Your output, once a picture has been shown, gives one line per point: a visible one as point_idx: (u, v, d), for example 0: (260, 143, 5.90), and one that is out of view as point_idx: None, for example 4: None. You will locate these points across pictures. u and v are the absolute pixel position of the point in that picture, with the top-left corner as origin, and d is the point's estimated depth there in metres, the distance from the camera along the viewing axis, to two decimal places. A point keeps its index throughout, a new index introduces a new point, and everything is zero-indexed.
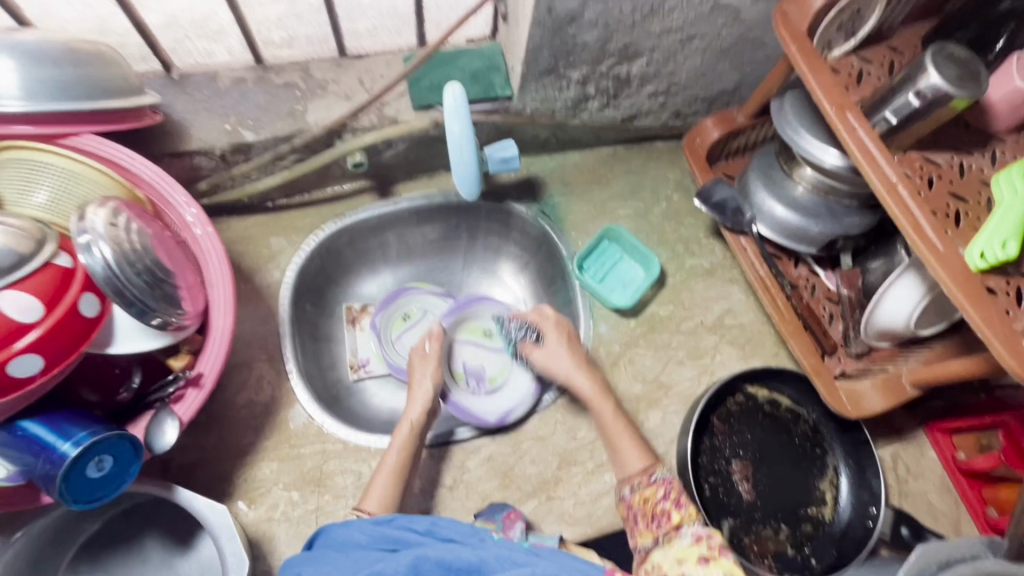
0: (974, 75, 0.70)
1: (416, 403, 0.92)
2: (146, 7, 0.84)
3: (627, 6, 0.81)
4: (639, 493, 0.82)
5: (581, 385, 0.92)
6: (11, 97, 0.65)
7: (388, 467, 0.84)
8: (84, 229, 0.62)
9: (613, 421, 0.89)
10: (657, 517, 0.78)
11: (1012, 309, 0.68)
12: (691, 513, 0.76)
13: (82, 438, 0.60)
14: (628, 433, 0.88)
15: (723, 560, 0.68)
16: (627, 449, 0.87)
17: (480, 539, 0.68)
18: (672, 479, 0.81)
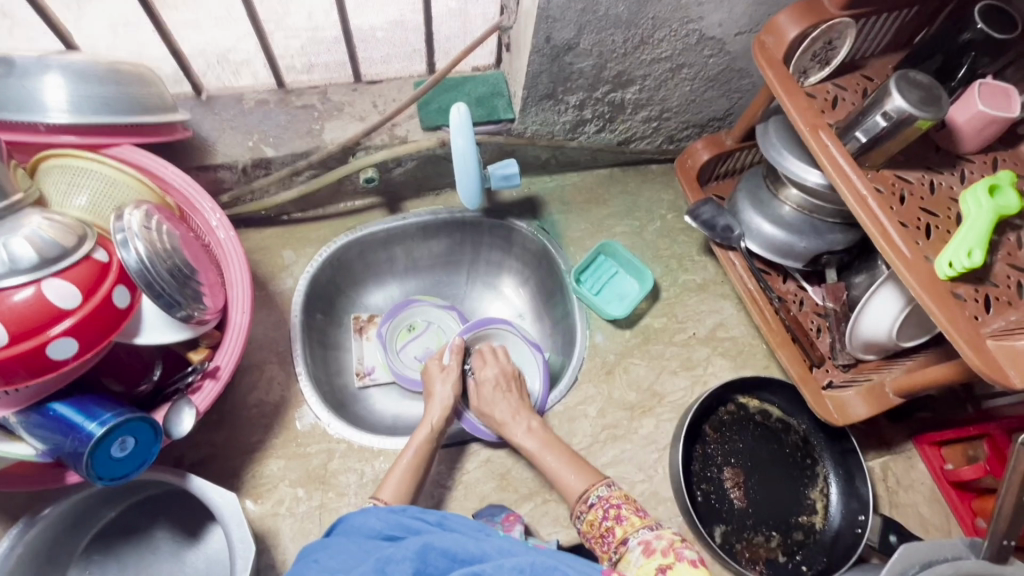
0: (935, 100, 0.76)
1: (435, 409, 0.97)
2: (181, 34, 0.94)
3: (619, 37, 0.89)
4: (586, 520, 0.86)
5: (509, 420, 0.96)
6: (60, 111, 0.73)
7: (408, 462, 0.90)
8: (120, 228, 0.68)
9: (546, 450, 0.92)
10: (606, 537, 0.82)
11: (978, 315, 0.73)
12: (635, 523, 0.81)
13: (107, 419, 0.65)
14: (563, 459, 0.91)
15: (679, 565, 0.71)
16: (574, 471, 0.90)
17: (484, 533, 0.70)
18: (608, 495, 0.85)
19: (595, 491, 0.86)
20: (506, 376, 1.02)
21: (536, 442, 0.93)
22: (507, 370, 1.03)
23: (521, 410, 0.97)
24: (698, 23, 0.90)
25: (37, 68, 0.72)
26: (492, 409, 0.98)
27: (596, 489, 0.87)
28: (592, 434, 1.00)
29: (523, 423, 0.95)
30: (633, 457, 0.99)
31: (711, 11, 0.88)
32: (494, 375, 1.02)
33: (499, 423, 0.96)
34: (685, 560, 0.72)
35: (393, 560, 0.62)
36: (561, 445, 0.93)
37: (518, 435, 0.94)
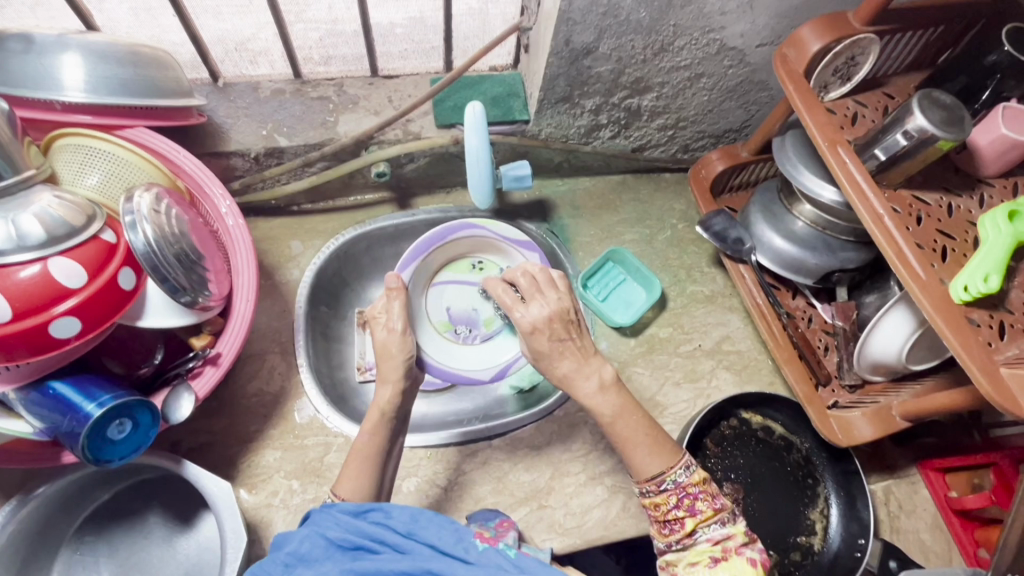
0: (957, 120, 0.75)
1: (388, 383, 0.85)
2: (202, 21, 0.93)
3: (638, 43, 0.88)
4: (650, 498, 0.72)
5: (576, 374, 0.76)
6: (77, 91, 0.73)
7: (360, 451, 0.81)
8: (130, 210, 0.68)
9: (623, 416, 0.74)
10: (670, 523, 0.71)
11: (991, 341, 0.71)
12: (707, 516, 0.70)
13: (106, 400, 0.65)
14: (643, 427, 0.74)
15: (737, 561, 0.68)
16: (646, 449, 0.73)
17: (462, 548, 0.63)
18: (686, 482, 0.71)
19: (672, 476, 0.72)
20: (555, 314, 0.77)
21: (614, 400, 0.75)
22: (560, 306, 0.78)
23: (584, 354, 0.77)
24: (720, 33, 0.89)
25: (56, 46, 0.72)
26: (552, 360, 0.76)
27: (673, 472, 0.72)
28: (592, 441, 0.99)
29: (597, 377, 0.75)
30: None
31: (733, 21, 0.87)
32: (533, 318, 0.76)
33: (564, 378, 0.76)
34: (743, 556, 0.68)
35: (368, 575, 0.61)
36: (638, 408, 0.75)
37: (589, 394, 0.75)
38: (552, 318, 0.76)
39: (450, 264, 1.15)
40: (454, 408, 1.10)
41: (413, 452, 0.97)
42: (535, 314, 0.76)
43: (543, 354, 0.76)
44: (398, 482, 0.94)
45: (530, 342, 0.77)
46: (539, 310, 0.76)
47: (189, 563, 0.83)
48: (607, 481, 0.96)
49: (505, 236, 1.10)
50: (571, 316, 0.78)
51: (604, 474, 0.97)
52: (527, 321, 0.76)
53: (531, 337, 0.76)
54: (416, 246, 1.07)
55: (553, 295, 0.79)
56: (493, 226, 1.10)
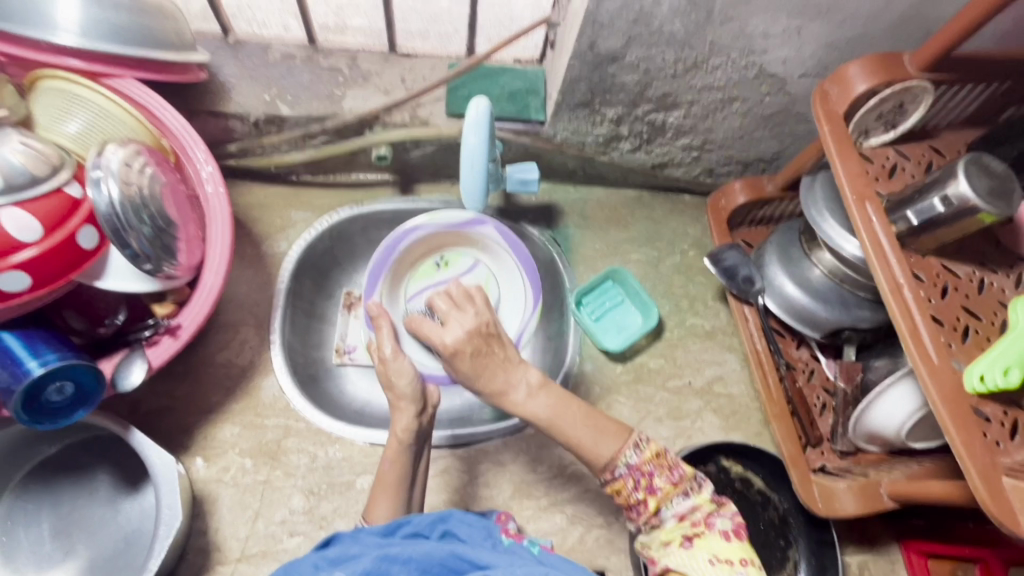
0: (1006, 193, 0.67)
1: (401, 409, 0.77)
2: None
3: (669, 56, 0.82)
4: (610, 485, 0.66)
5: (507, 386, 0.68)
6: (70, 32, 0.69)
7: (383, 478, 0.78)
8: (98, 165, 0.66)
9: (561, 416, 0.67)
10: (636, 506, 0.65)
11: (1000, 441, 0.64)
12: (668, 492, 0.64)
13: (51, 359, 0.64)
14: (580, 418, 0.67)
15: (709, 535, 0.63)
16: (602, 435, 0.67)
17: (491, 544, 0.63)
18: (638, 463, 0.65)
19: (623, 460, 0.65)
20: (475, 329, 0.68)
21: (547, 403, 0.68)
22: (477, 320, 0.69)
23: (509, 363, 0.68)
24: (760, 56, 0.82)
25: None
26: (484, 379, 0.67)
27: (623, 456, 0.65)
28: (559, 466, 0.95)
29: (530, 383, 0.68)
30: (596, 498, 0.94)
31: (776, 45, 0.80)
32: (455, 338, 0.67)
33: (497, 393, 0.68)
34: (716, 530, 0.64)
35: (399, 559, 0.57)
36: (574, 399, 0.69)
37: (520, 404, 0.68)
38: (473, 334, 0.68)
39: (414, 271, 1.03)
40: None
41: (373, 448, 0.92)
42: (455, 331, 0.68)
43: (471, 376, 0.67)
44: (352, 478, 0.89)
45: (454, 366, 0.68)
46: (454, 332, 0.67)
47: (129, 528, 0.82)
48: (567, 509, 0.93)
49: (450, 221, 0.98)
50: (493, 329, 0.69)
51: (565, 502, 0.93)
52: (448, 344, 0.67)
53: (455, 361, 0.67)
54: (372, 263, 0.96)
55: (470, 311, 0.70)
56: (436, 219, 0.97)
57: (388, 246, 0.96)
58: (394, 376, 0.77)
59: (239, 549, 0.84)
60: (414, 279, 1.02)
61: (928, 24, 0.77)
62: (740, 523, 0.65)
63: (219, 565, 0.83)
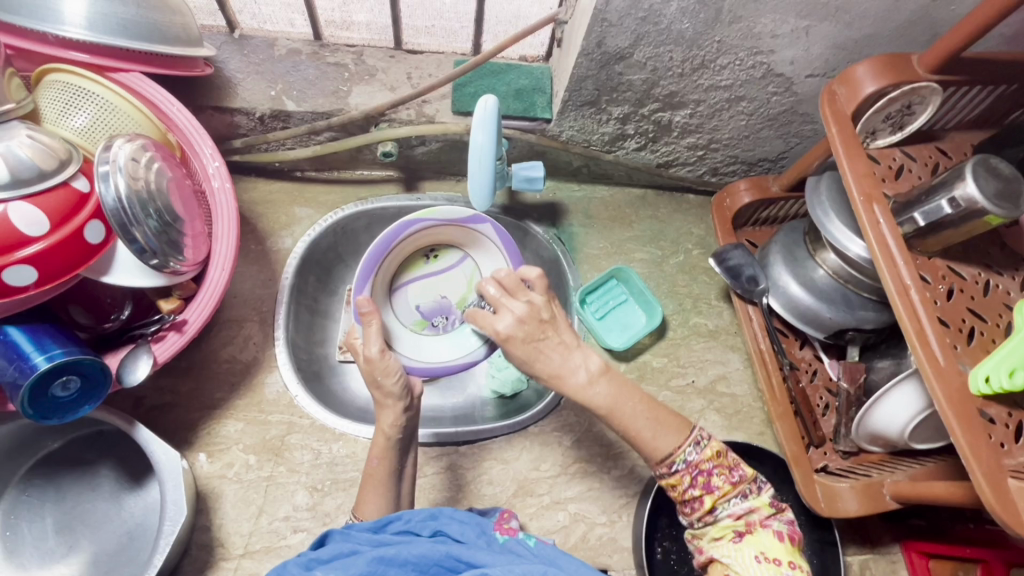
0: (1013, 194, 0.67)
1: (387, 406, 0.78)
2: None
3: (677, 54, 0.81)
4: (665, 480, 0.67)
5: (565, 368, 0.67)
6: (77, 26, 0.69)
7: (371, 474, 0.77)
8: (105, 159, 0.66)
9: (619, 406, 0.67)
10: (689, 502, 0.66)
11: (1004, 442, 0.64)
12: (725, 492, 0.64)
13: (56, 354, 0.63)
14: (642, 411, 0.67)
15: (762, 535, 0.63)
16: (663, 427, 0.67)
17: (485, 542, 0.63)
18: (697, 459, 0.65)
19: (681, 456, 0.65)
20: (527, 315, 0.67)
21: (607, 389, 0.67)
22: (529, 305, 0.68)
23: (567, 347, 0.68)
24: (768, 56, 0.82)
25: None
26: (539, 363, 0.67)
27: (682, 452, 0.66)
28: (562, 464, 0.95)
29: (583, 365, 0.68)
30: (599, 497, 0.94)
31: (784, 45, 0.80)
32: (509, 326, 0.67)
33: (553, 376, 0.67)
34: (769, 530, 0.64)
35: (394, 561, 0.57)
36: (636, 389, 0.68)
37: (578, 388, 0.67)
38: (526, 321, 0.67)
39: (403, 264, 1.05)
40: (429, 404, 1.05)
41: None
42: (508, 319, 0.67)
43: (525, 361, 0.68)
44: (356, 474, 0.89)
45: (509, 352, 0.68)
46: (505, 321, 0.67)
47: (133, 523, 0.82)
48: (570, 507, 0.93)
49: (451, 217, 0.96)
50: (546, 313, 0.68)
51: (568, 500, 0.93)
52: (501, 332, 0.67)
53: (507, 346, 0.67)
54: (360, 266, 0.96)
55: (522, 299, 0.69)
56: (434, 215, 0.95)
57: (380, 245, 0.96)
58: (381, 375, 0.76)
59: (243, 545, 0.84)
60: (404, 272, 1.05)
61: (936, 26, 0.77)
62: (795, 529, 0.65)
63: (222, 561, 0.83)
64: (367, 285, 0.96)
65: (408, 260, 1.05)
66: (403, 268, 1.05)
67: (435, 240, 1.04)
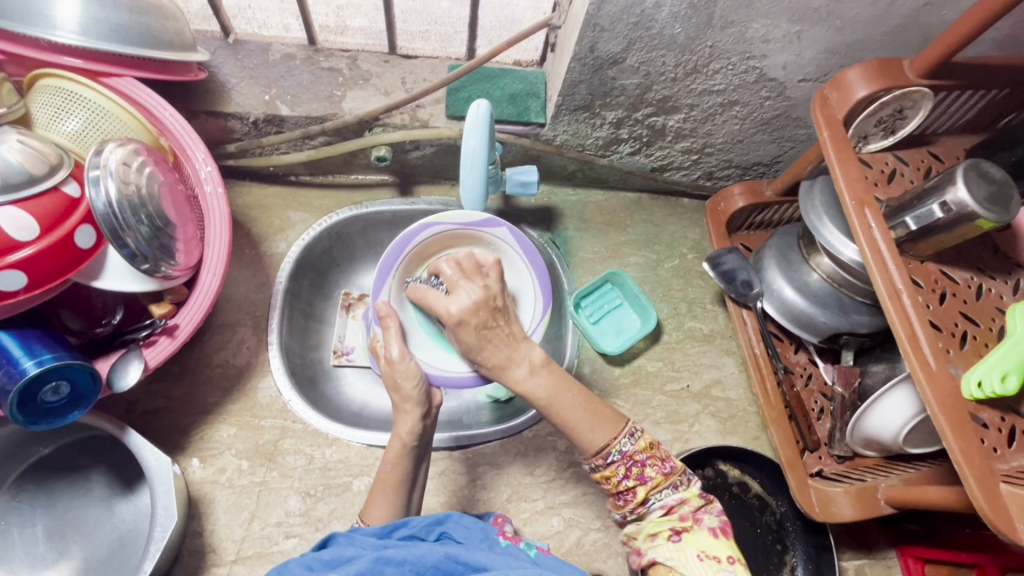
0: (1004, 199, 0.67)
1: (404, 411, 0.77)
2: None
3: (670, 59, 0.82)
4: (599, 472, 0.67)
5: (508, 359, 0.67)
6: (69, 31, 0.69)
7: (384, 480, 0.77)
8: (96, 164, 0.65)
9: (558, 398, 0.66)
10: (623, 494, 0.66)
11: (996, 447, 0.64)
12: (658, 483, 0.65)
13: (46, 359, 0.63)
14: (579, 403, 0.67)
15: (698, 531, 0.64)
16: (597, 420, 0.66)
17: (487, 545, 0.63)
18: (631, 450, 0.66)
19: (617, 447, 0.65)
20: (482, 300, 0.67)
21: (548, 381, 0.67)
22: (485, 289, 0.68)
23: (514, 340, 0.68)
24: (760, 61, 0.82)
25: None
26: (486, 352, 0.66)
27: (618, 443, 0.66)
28: (556, 469, 0.95)
29: (527, 359, 0.68)
30: (593, 501, 0.93)
31: (777, 50, 0.80)
32: (461, 306, 0.66)
33: (498, 366, 0.67)
34: (704, 526, 0.65)
35: (393, 561, 0.56)
36: (576, 382, 0.68)
37: (521, 380, 0.67)
38: (480, 304, 0.66)
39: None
40: None
41: (370, 450, 0.91)
42: (461, 300, 0.66)
43: (473, 348, 0.66)
44: (349, 480, 0.89)
45: (458, 336, 0.67)
46: (458, 300, 0.66)
47: (123, 529, 0.81)
48: (564, 512, 0.93)
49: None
50: (498, 302, 0.68)
51: (562, 505, 0.93)
52: (453, 313, 0.66)
53: (458, 331, 0.66)
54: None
55: (479, 283, 0.69)
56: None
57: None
58: (401, 379, 0.75)
59: (235, 551, 0.83)
60: None
61: (928, 30, 0.77)
62: (726, 520, 0.66)
63: (214, 567, 0.82)
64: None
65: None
66: None
67: None
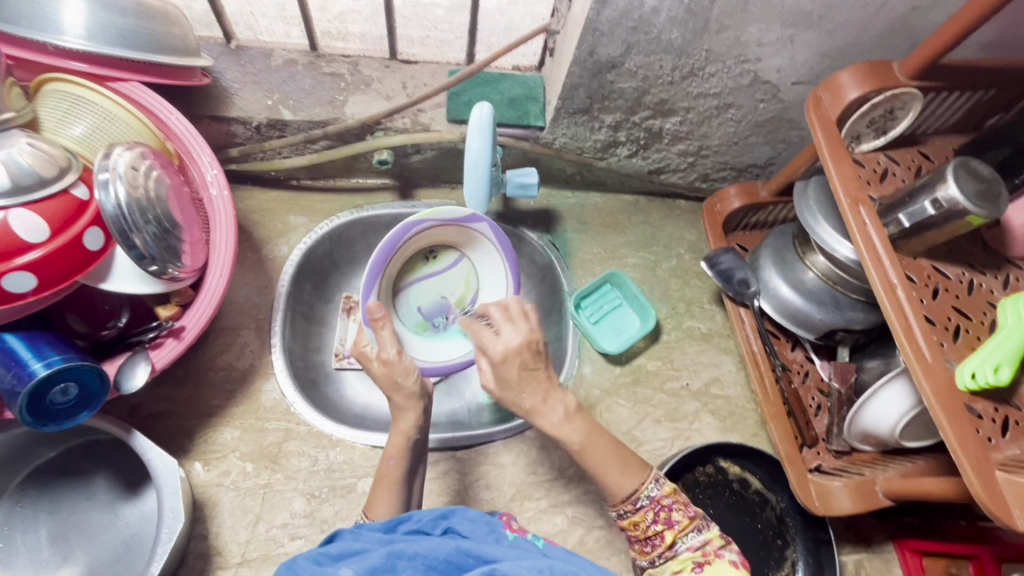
0: (994, 195, 0.69)
1: (406, 408, 0.78)
2: None
3: (667, 63, 0.84)
4: (627, 518, 0.67)
5: (543, 406, 0.67)
6: (76, 36, 0.70)
7: (388, 475, 0.77)
8: (105, 167, 0.66)
9: (591, 446, 0.67)
10: (650, 539, 0.66)
11: (992, 437, 0.66)
12: (685, 526, 0.65)
13: (54, 360, 0.63)
14: (610, 449, 0.68)
15: (719, 565, 0.63)
16: (622, 466, 0.68)
17: (495, 538, 0.63)
18: (659, 496, 0.67)
19: (645, 492, 0.67)
20: (527, 343, 0.67)
21: (581, 427, 0.68)
22: (530, 333, 0.68)
23: (550, 385, 0.68)
24: (755, 64, 0.84)
25: None
26: (522, 395, 0.66)
27: (646, 488, 0.67)
28: (558, 468, 0.96)
29: (558, 407, 0.67)
30: (596, 499, 0.94)
31: (770, 54, 0.82)
32: (506, 345, 0.66)
33: (528, 412, 0.67)
34: (725, 560, 0.64)
35: (405, 555, 0.56)
36: (606, 431, 0.69)
37: (553, 425, 0.67)
38: (523, 346, 0.67)
39: (405, 264, 0.97)
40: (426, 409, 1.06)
41: (374, 451, 0.92)
42: (506, 340, 0.66)
43: (512, 386, 0.66)
44: (354, 481, 0.90)
45: (499, 373, 0.66)
46: (501, 344, 0.66)
47: (128, 533, 0.81)
48: (568, 511, 0.93)
49: (452, 218, 0.89)
50: (542, 347, 0.68)
51: (566, 504, 0.94)
52: (497, 353, 0.66)
53: (502, 368, 0.66)
54: (370, 264, 0.87)
55: (526, 326, 0.69)
56: (436, 215, 0.88)
57: (386, 245, 0.87)
58: (401, 376, 0.77)
59: (240, 553, 0.83)
60: (405, 274, 0.97)
61: (915, 34, 0.79)
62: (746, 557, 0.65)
63: (219, 569, 0.82)
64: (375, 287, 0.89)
65: (409, 261, 0.97)
66: (403, 271, 0.97)
67: (433, 241, 0.96)
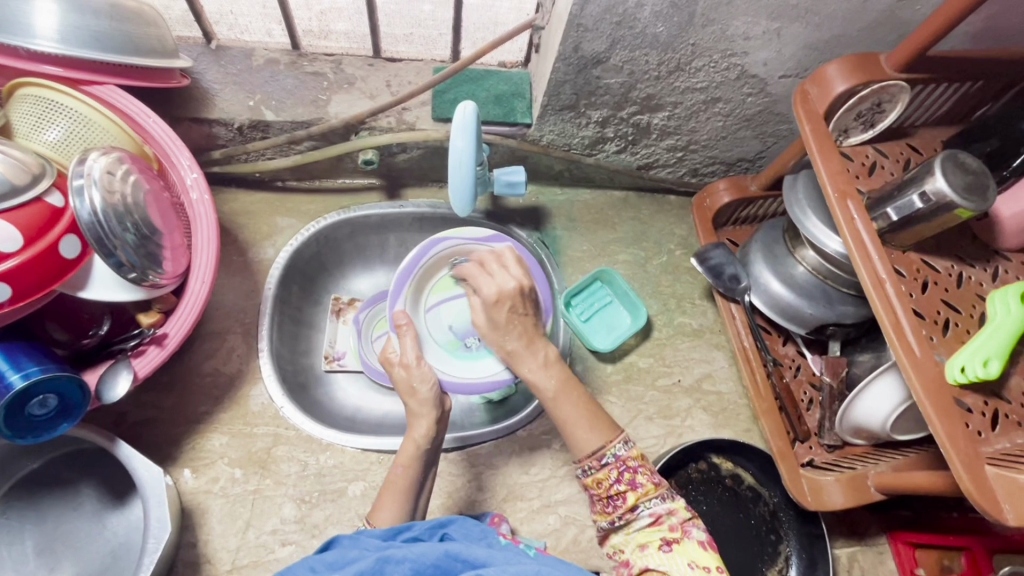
0: (982, 187, 0.69)
1: (421, 416, 0.79)
2: None
3: (653, 58, 0.83)
4: (591, 476, 0.69)
5: (525, 351, 0.74)
6: (49, 40, 0.68)
7: (393, 482, 0.77)
8: (79, 173, 0.65)
9: (563, 396, 0.72)
10: (613, 499, 0.67)
11: (981, 431, 0.66)
12: (648, 490, 0.66)
13: (32, 372, 0.63)
14: (580, 408, 0.71)
15: (687, 543, 0.63)
16: (586, 426, 0.70)
17: (485, 544, 0.64)
18: (625, 455, 0.68)
19: (611, 450, 0.68)
20: (519, 288, 0.76)
21: (556, 377, 0.73)
22: (519, 284, 0.77)
23: (535, 335, 0.75)
24: (742, 58, 0.83)
25: None
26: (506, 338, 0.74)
27: (612, 446, 0.69)
28: (550, 468, 0.95)
29: (541, 354, 0.75)
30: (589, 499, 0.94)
31: (757, 47, 0.81)
32: (498, 286, 0.75)
33: (509, 354, 0.74)
34: (693, 538, 0.63)
35: (393, 559, 0.56)
36: (578, 388, 0.73)
37: (532, 370, 0.73)
38: (515, 293, 0.76)
39: (434, 284, 0.99)
40: None
41: (364, 455, 0.91)
42: (500, 283, 0.76)
43: (501, 325, 0.74)
44: (344, 485, 0.89)
45: (490, 312, 0.75)
46: (493, 285, 0.75)
47: (116, 542, 0.80)
48: (560, 510, 0.93)
49: (476, 237, 0.96)
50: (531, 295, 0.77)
51: (559, 503, 0.93)
52: (490, 295, 0.75)
53: (494, 308, 0.74)
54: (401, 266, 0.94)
55: (514, 274, 0.78)
56: (462, 233, 0.96)
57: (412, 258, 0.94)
58: (417, 382, 0.79)
59: (230, 560, 0.83)
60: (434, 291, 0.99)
61: (903, 25, 0.79)
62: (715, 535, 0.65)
63: None
64: (402, 288, 0.94)
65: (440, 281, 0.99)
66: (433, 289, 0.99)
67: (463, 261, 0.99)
